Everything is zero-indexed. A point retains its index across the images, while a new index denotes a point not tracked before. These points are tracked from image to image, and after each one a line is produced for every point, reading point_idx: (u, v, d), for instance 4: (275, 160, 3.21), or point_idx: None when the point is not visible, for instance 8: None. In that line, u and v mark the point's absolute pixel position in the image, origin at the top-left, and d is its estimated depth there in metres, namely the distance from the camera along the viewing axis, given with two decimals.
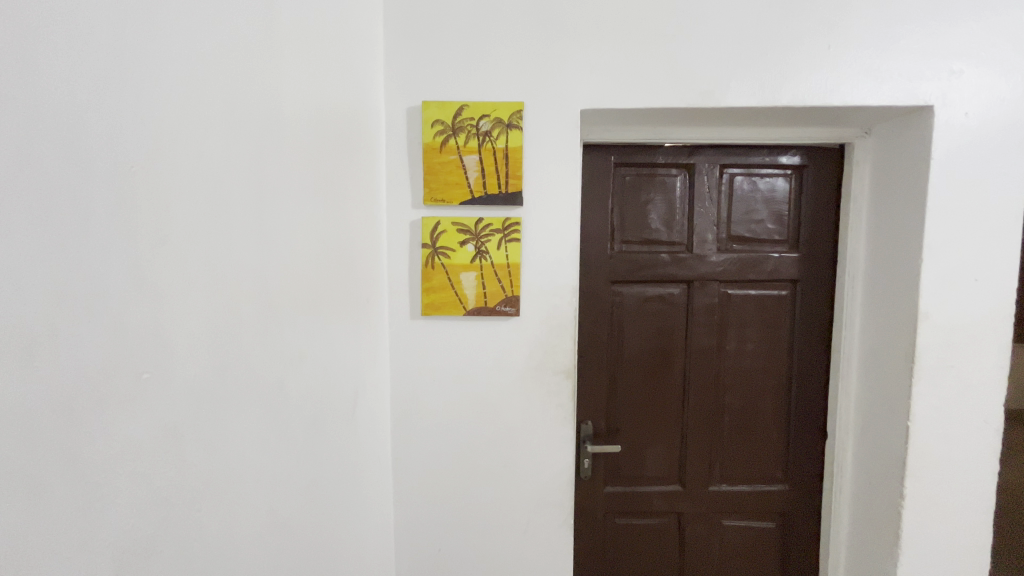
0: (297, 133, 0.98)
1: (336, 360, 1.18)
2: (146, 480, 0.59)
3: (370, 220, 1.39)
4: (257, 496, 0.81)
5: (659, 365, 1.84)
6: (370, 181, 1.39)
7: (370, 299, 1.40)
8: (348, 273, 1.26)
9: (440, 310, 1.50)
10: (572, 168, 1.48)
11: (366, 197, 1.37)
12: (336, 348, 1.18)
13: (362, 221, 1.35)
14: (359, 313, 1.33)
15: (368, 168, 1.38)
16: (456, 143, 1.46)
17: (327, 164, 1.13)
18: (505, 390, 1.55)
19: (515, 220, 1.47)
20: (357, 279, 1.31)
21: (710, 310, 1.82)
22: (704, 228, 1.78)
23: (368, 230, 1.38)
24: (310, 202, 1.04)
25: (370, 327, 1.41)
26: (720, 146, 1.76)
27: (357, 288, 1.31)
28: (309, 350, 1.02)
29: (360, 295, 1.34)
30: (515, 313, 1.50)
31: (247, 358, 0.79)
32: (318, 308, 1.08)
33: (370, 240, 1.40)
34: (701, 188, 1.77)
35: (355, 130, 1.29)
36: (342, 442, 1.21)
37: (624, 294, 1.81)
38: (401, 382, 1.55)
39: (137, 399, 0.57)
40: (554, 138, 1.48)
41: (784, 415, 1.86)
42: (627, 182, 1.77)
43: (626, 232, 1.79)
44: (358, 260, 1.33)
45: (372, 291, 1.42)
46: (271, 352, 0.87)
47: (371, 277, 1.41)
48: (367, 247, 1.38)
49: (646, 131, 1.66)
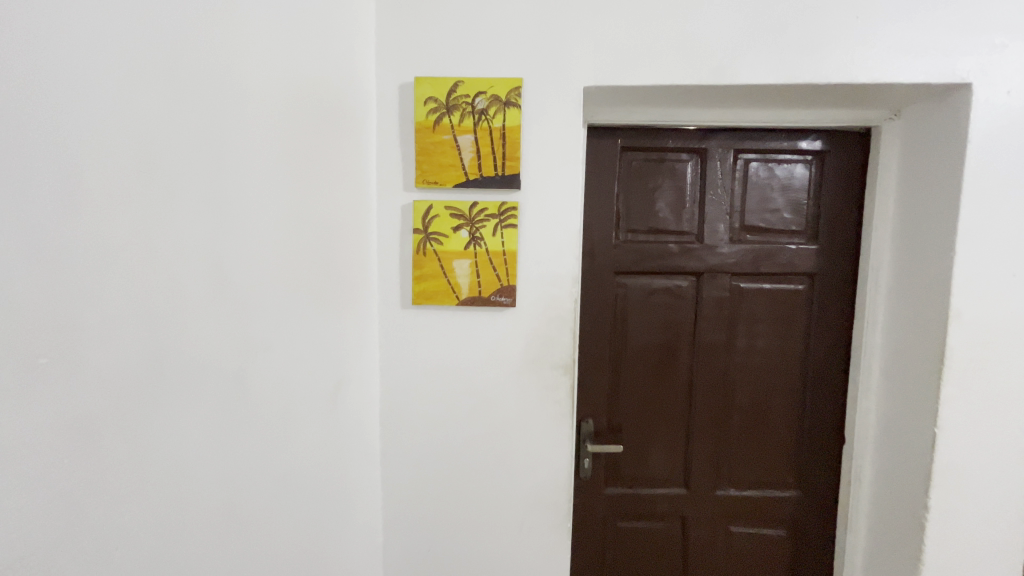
0: (264, 104, 0.90)
1: (314, 350, 1.11)
2: (39, 480, 0.53)
3: (357, 204, 1.32)
4: (196, 492, 0.76)
5: (665, 363, 1.74)
6: (357, 162, 1.32)
7: (356, 286, 1.33)
8: (330, 259, 1.19)
9: (432, 299, 1.42)
10: (574, 150, 1.39)
11: (354, 179, 1.30)
12: (313, 337, 1.11)
13: (348, 204, 1.27)
14: (342, 302, 1.26)
15: (356, 148, 1.30)
16: (450, 122, 1.37)
17: (305, 140, 1.05)
18: (499, 385, 1.47)
19: (512, 205, 1.38)
20: (340, 265, 1.24)
21: (720, 306, 1.71)
22: (715, 217, 1.67)
23: (355, 214, 1.31)
24: (281, 181, 0.97)
25: (355, 316, 1.34)
26: (735, 129, 1.65)
27: (340, 275, 1.24)
28: (276, 338, 0.95)
29: (344, 283, 1.27)
30: (511, 303, 1.41)
31: (189, 345, 0.73)
32: (291, 292, 1.01)
33: (357, 224, 1.33)
34: (713, 174, 1.66)
35: (340, 107, 1.21)
36: (317, 437, 1.14)
37: (628, 287, 1.71)
38: (391, 375, 1.48)
39: (26, 385, 0.52)
40: (554, 118, 1.38)
41: (798, 418, 1.75)
42: (633, 168, 1.67)
43: (632, 220, 1.69)
44: (343, 245, 1.25)
45: (358, 278, 1.34)
46: (223, 340, 0.80)
47: (357, 264, 1.33)
48: (354, 232, 1.31)
49: (655, 112, 1.56)
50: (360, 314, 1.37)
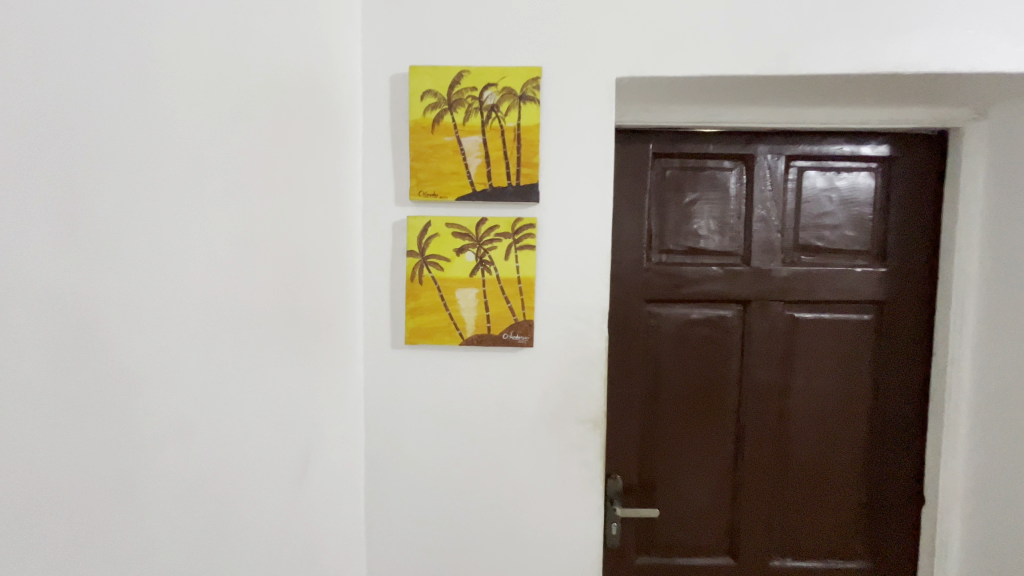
0: (183, 84, 0.65)
1: (264, 414, 0.84)
2: None
3: (333, 222, 1.06)
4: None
5: (705, 407, 1.46)
6: (335, 171, 1.06)
7: (330, 324, 1.06)
8: (292, 292, 0.92)
9: (430, 337, 1.15)
10: (604, 155, 1.13)
11: (330, 192, 1.04)
12: (263, 398, 0.84)
13: (321, 222, 1.01)
14: (309, 346, 0.99)
15: (334, 154, 1.05)
16: (453, 121, 1.11)
17: (258, 140, 0.80)
18: (513, 443, 1.19)
19: (529, 221, 1.12)
20: (305, 299, 0.97)
21: (770, 340, 1.44)
22: (765, 235, 1.42)
23: (329, 234, 1.05)
24: (213, 189, 0.71)
25: (330, 362, 1.06)
26: (786, 132, 1.41)
27: (306, 312, 0.98)
28: (195, 409, 0.69)
29: (313, 321, 1.00)
30: (528, 342, 1.14)
31: (2, 448, 0.45)
32: (224, 343, 0.74)
33: (333, 247, 1.07)
34: (761, 185, 1.42)
35: (314, 100, 0.97)
36: (268, 525, 0.86)
37: (663, 317, 1.45)
38: (378, 431, 1.20)
39: None
40: (580, 116, 1.13)
41: (867, 473, 1.47)
42: (667, 177, 1.42)
43: (666, 239, 1.43)
44: (313, 273, 0.99)
45: (332, 313, 1.07)
46: (85, 429, 0.53)
47: (332, 296, 1.06)
48: (328, 256, 1.05)
49: (695, 111, 1.33)
50: (337, 358, 1.10)
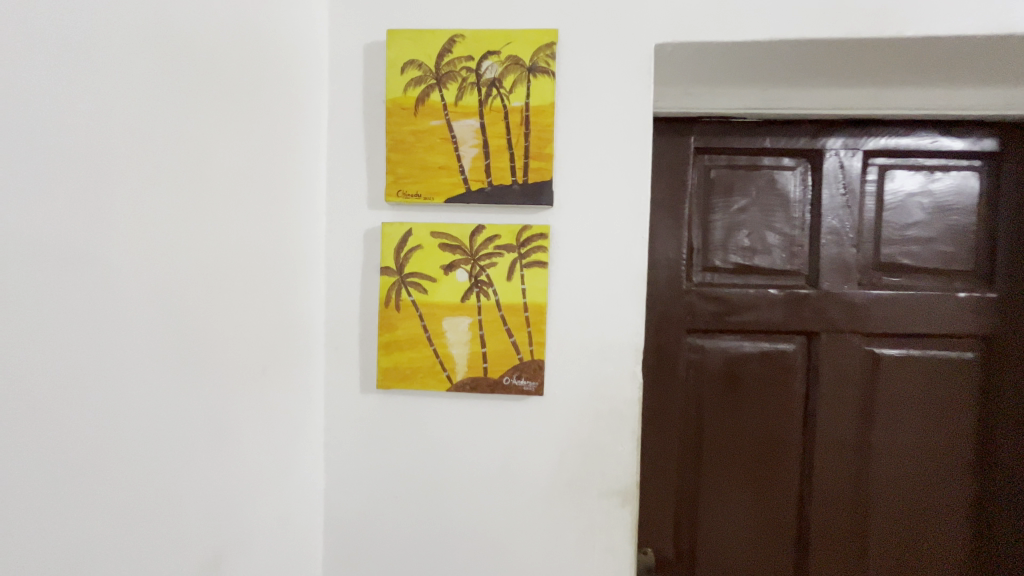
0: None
1: (134, 524, 0.55)
2: None
3: (278, 231, 0.79)
4: None
5: (761, 466, 1.17)
6: (282, 163, 0.80)
7: (268, 369, 0.78)
8: (208, 333, 0.65)
9: (409, 381, 0.88)
10: (639, 145, 0.86)
11: (274, 191, 0.78)
12: (137, 499, 0.55)
13: (257, 232, 0.74)
14: (235, 406, 0.70)
15: (282, 142, 0.79)
16: (443, 101, 0.85)
17: (137, 108, 0.53)
18: (516, 520, 0.91)
19: (540, 230, 0.85)
20: (228, 339, 0.68)
21: (844, 383, 1.14)
22: (837, 251, 1.13)
23: (270, 249, 0.77)
24: (32, 175, 0.44)
25: (274, 417, 0.80)
26: (866, 122, 1.12)
27: (230, 358, 0.69)
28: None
29: (239, 371, 0.71)
30: (537, 390, 0.87)
31: None
32: (31, 427, 0.44)
33: (277, 265, 0.79)
34: (832, 188, 1.13)
35: (248, 63, 0.70)
36: None
37: (707, 351, 1.16)
38: (343, 498, 0.93)
39: None
40: (607, 94, 0.86)
41: (968, 553, 1.16)
42: (712, 179, 1.15)
43: (711, 255, 1.15)
44: (242, 303, 0.71)
45: (275, 352, 0.80)
46: None
47: (278, 330, 0.80)
48: (269, 278, 0.77)
49: (752, 93, 1.07)
50: (286, 409, 0.83)
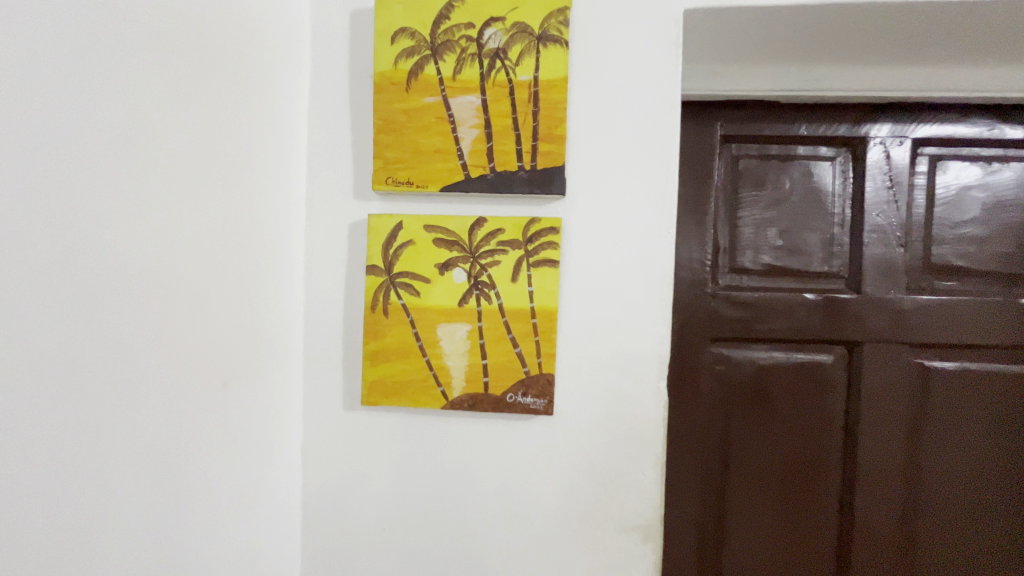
0: None
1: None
2: None
3: (245, 220, 0.67)
4: None
5: (796, 493, 1.04)
6: (250, 140, 0.67)
7: (229, 384, 0.65)
8: (142, 342, 0.52)
9: (398, 397, 0.77)
10: (665, 125, 0.74)
11: (240, 172, 0.65)
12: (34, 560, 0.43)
13: (213, 220, 0.61)
14: (181, 431, 0.58)
15: (250, 116, 0.67)
16: (439, 74, 0.74)
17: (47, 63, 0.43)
18: (522, 559, 0.79)
19: (550, 224, 0.73)
20: (171, 349, 0.56)
21: (891, 400, 1.02)
22: (882, 251, 1.01)
23: (234, 240, 0.65)
24: None
25: (239, 441, 0.68)
26: (917, 106, 1.00)
27: (173, 370, 0.56)
28: None
29: (189, 386, 0.59)
30: (545, 409, 0.75)
31: None
32: None
33: (242, 260, 0.67)
34: (877, 181, 1.01)
35: (200, 14, 0.58)
36: None
37: (735, 363, 1.04)
38: (324, 530, 0.82)
39: None
40: (627, 66, 0.74)
41: None
42: (741, 170, 1.03)
43: (740, 255, 1.03)
44: (193, 305, 0.59)
45: (241, 364, 0.67)
46: None
47: (245, 338, 0.68)
48: (232, 274, 0.65)
49: (787, 72, 0.96)
50: (254, 431, 0.71)
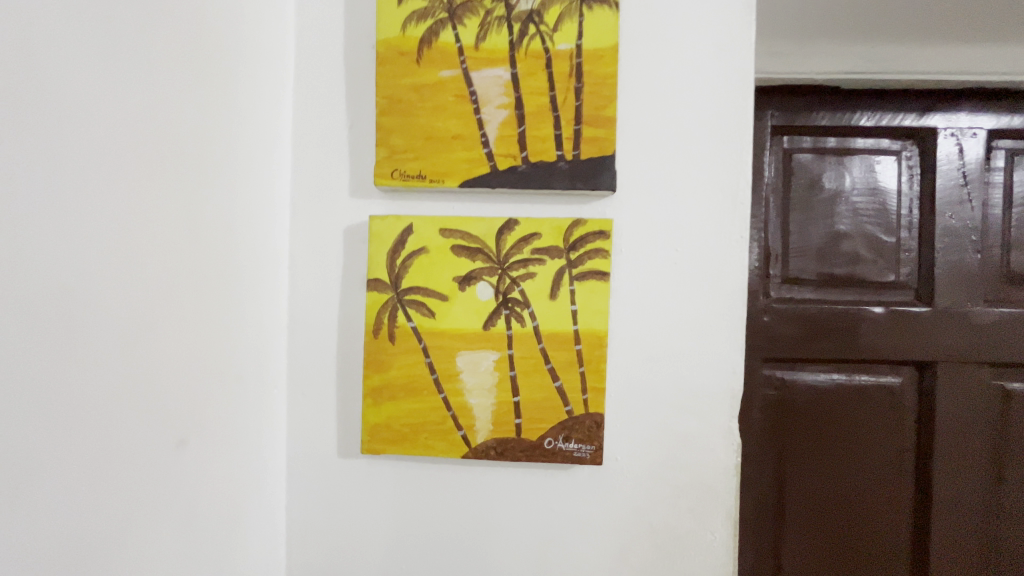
0: None
1: None
2: None
3: (211, 221, 0.50)
4: None
5: (861, 534, 0.91)
6: (219, 115, 0.51)
7: (187, 442, 0.48)
8: (63, 400, 0.36)
9: (407, 442, 0.62)
10: (737, 107, 0.60)
11: (204, 157, 0.49)
12: None
13: (164, 219, 0.44)
14: (114, 521, 0.40)
15: (219, 83, 0.51)
16: (457, 43, 0.60)
17: None
18: None
19: (597, 228, 0.59)
20: (97, 404, 0.38)
21: (969, 428, 0.89)
22: (957, 258, 0.88)
23: (193, 246, 0.48)
24: None
25: (202, 516, 0.50)
26: (995, 94, 0.87)
27: (102, 436, 0.39)
28: None
29: (128, 455, 0.41)
30: (591, 457, 0.60)
31: None
32: None
33: (206, 274, 0.50)
34: (950, 177, 0.88)
35: None
36: None
37: (790, 387, 0.90)
38: None
39: None
40: (690, 34, 0.60)
41: None
42: (795, 166, 0.90)
43: (794, 264, 0.90)
44: (134, 338, 0.42)
45: (204, 413, 0.50)
46: None
47: (211, 376, 0.51)
48: (191, 293, 0.48)
49: (857, 51, 0.85)
50: (225, 498, 0.54)
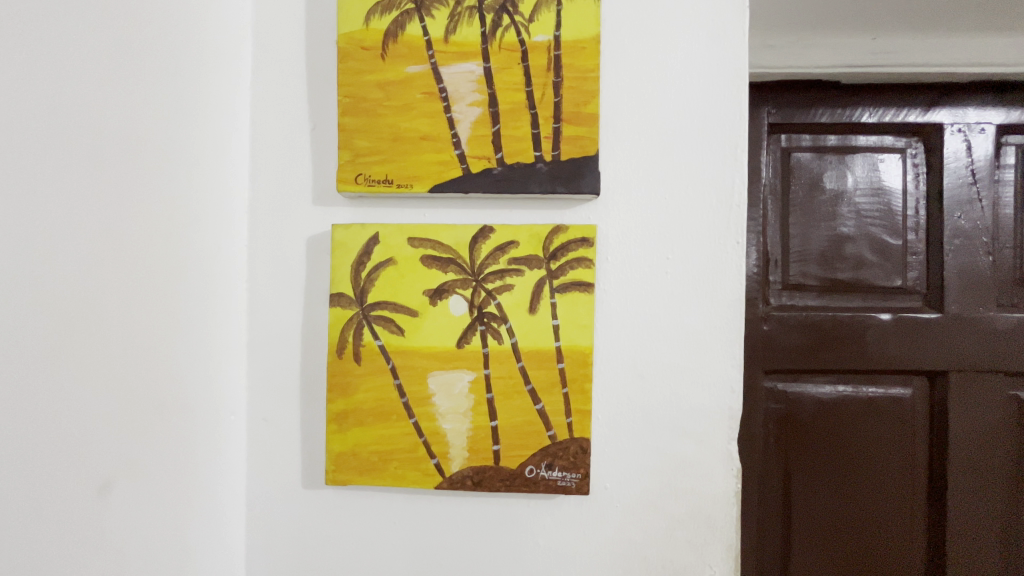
0: None
1: None
2: None
3: (139, 232, 0.45)
4: None
5: (873, 556, 0.85)
6: (152, 113, 0.46)
7: (113, 485, 0.42)
8: None
9: (375, 471, 0.56)
10: (730, 102, 0.55)
11: (132, 160, 0.44)
12: None
13: (74, 231, 0.39)
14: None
15: (151, 78, 0.45)
16: (426, 36, 0.55)
17: None
18: None
19: (579, 234, 0.54)
20: None
21: (986, 441, 0.84)
22: (968, 260, 0.83)
23: (117, 262, 0.42)
24: None
25: (139, 565, 0.44)
26: (1003, 87, 0.83)
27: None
28: None
29: (31, 502, 0.36)
30: (577, 486, 0.55)
31: None
32: None
33: (134, 293, 0.44)
34: (958, 175, 0.83)
35: None
36: None
37: (794, 399, 0.85)
38: None
39: None
40: (679, 25, 0.56)
41: None
42: (794, 165, 0.85)
43: (795, 268, 0.85)
44: (41, 366, 0.36)
45: (137, 450, 0.44)
46: None
47: (147, 404, 0.46)
48: (120, 313, 0.43)
49: (858, 42, 0.81)
50: (169, 540, 0.48)
